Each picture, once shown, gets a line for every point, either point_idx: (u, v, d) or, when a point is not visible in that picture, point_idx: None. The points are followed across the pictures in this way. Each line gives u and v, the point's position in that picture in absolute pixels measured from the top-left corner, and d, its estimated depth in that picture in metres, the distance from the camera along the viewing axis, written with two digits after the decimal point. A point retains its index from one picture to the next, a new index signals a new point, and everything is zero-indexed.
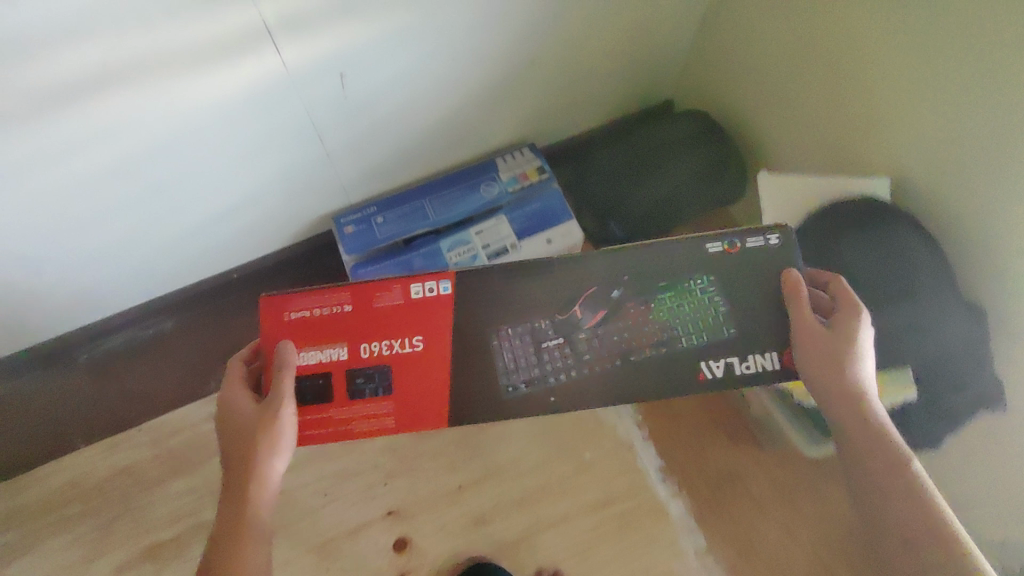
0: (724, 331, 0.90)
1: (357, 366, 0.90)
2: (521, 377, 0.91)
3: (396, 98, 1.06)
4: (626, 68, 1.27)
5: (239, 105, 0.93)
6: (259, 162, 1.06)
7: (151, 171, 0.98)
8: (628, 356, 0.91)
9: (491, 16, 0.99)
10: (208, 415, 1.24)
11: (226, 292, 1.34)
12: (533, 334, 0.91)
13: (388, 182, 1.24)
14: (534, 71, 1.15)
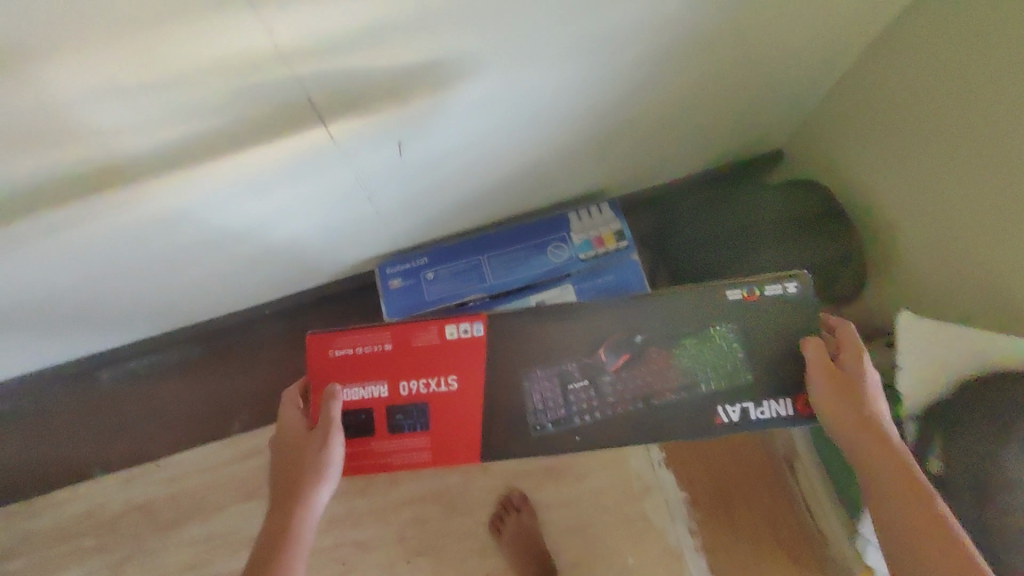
0: (739, 378, 0.89)
1: (397, 405, 0.90)
2: (549, 418, 0.89)
3: (463, 160, 0.89)
4: (737, 123, 1.06)
5: (277, 181, 0.77)
6: (298, 221, 0.92)
7: (175, 236, 0.85)
8: (651, 400, 0.89)
9: (588, 81, 0.80)
10: (228, 458, 1.16)
11: (256, 325, 1.22)
12: (560, 375, 0.91)
13: (443, 230, 1.09)
14: (628, 130, 0.96)
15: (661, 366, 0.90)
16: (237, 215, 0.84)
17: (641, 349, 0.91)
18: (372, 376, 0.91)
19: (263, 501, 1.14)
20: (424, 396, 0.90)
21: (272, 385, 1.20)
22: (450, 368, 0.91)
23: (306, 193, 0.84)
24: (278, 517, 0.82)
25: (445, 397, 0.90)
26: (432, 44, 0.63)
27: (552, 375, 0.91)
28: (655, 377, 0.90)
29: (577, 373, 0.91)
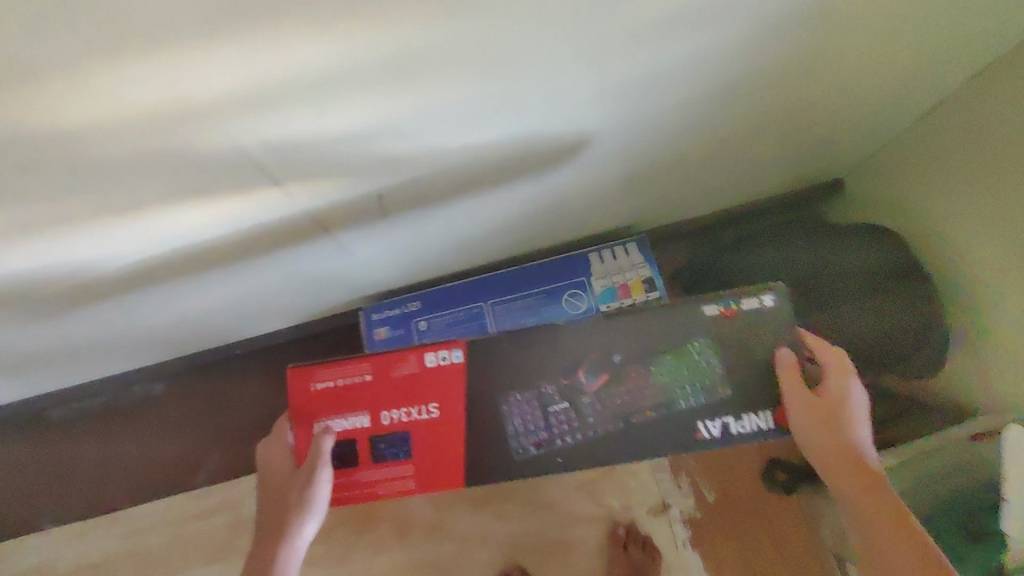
0: (717, 393, 0.72)
1: (381, 435, 0.72)
2: (531, 441, 0.73)
3: (459, 207, 0.73)
4: (795, 153, 0.88)
5: (222, 237, 0.63)
6: (263, 272, 0.77)
7: (112, 292, 0.70)
8: (631, 419, 0.72)
9: (619, 123, 0.63)
10: (193, 514, 1.02)
11: (229, 362, 1.09)
12: (539, 396, 0.73)
13: (438, 266, 0.93)
14: (662, 169, 0.80)
15: (641, 386, 0.73)
16: (184, 270, 0.69)
17: (620, 372, 0.73)
18: (354, 408, 0.72)
19: (230, 565, 1.00)
20: (407, 424, 0.72)
21: (245, 430, 1.07)
22: (431, 396, 0.72)
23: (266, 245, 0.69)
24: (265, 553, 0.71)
25: (428, 425, 0.72)
26: (416, 101, 0.47)
27: (531, 399, 0.73)
28: (629, 396, 0.72)
29: (557, 394, 0.73)
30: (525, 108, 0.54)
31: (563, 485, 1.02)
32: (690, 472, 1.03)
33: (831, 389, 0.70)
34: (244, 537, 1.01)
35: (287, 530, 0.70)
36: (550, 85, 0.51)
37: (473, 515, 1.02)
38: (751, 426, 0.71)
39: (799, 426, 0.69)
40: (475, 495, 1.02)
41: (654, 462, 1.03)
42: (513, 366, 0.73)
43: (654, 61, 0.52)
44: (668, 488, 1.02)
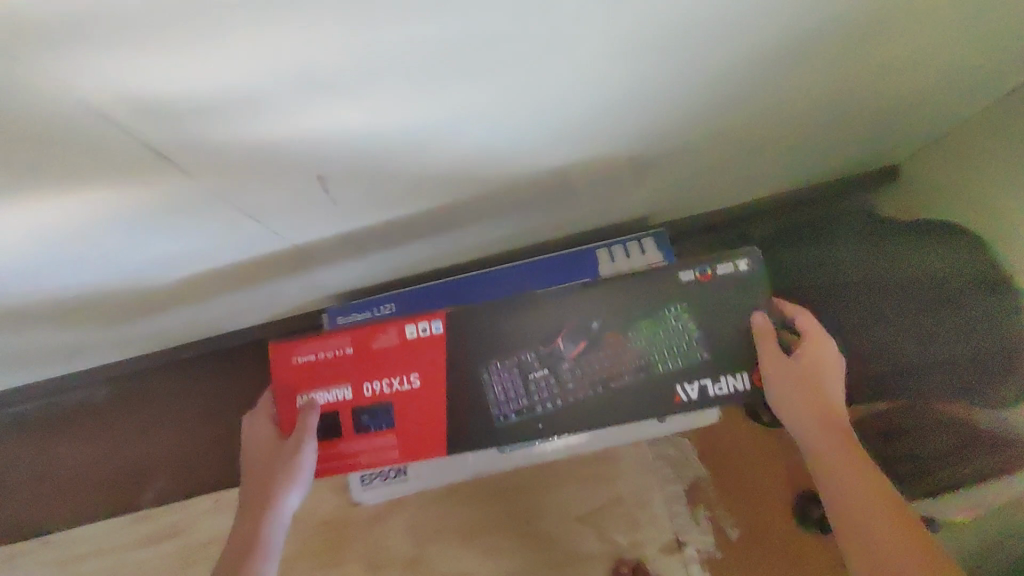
0: (693, 355, 0.66)
1: (363, 406, 0.66)
2: (513, 408, 0.67)
3: (435, 196, 0.59)
4: (853, 133, 0.73)
5: (127, 227, 0.50)
6: (197, 266, 0.63)
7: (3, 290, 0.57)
8: (610, 384, 0.66)
9: (645, 94, 0.48)
10: (137, 540, 0.89)
11: (181, 366, 0.96)
12: (517, 365, 0.67)
13: (417, 260, 0.79)
14: (689, 152, 0.65)
15: (619, 351, 0.66)
16: (91, 264, 0.56)
17: (598, 338, 0.66)
18: (334, 379, 0.67)
19: None
20: (389, 394, 0.66)
21: (201, 443, 0.94)
22: (412, 364, 0.67)
23: (190, 237, 0.55)
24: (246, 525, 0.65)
25: (411, 395, 0.66)
26: (348, 53, 0.33)
27: (510, 367, 0.67)
28: (607, 362, 0.66)
29: (535, 360, 0.67)
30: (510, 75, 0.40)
31: (563, 518, 0.88)
32: (710, 502, 0.89)
33: (808, 355, 0.63)
34: (193, 567, 0.87)
35: (268, 500, 0.65)
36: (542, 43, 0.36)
37: (458, 549, 0.88)
38: (728, 389, 0.65)
39: (780, 403, 0.62)
40: (461, 527, 0.88)
41: (669, 493, 0.88)
42: (490, 338, 0.67)
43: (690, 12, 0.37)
44: (685, 524, 0.88)
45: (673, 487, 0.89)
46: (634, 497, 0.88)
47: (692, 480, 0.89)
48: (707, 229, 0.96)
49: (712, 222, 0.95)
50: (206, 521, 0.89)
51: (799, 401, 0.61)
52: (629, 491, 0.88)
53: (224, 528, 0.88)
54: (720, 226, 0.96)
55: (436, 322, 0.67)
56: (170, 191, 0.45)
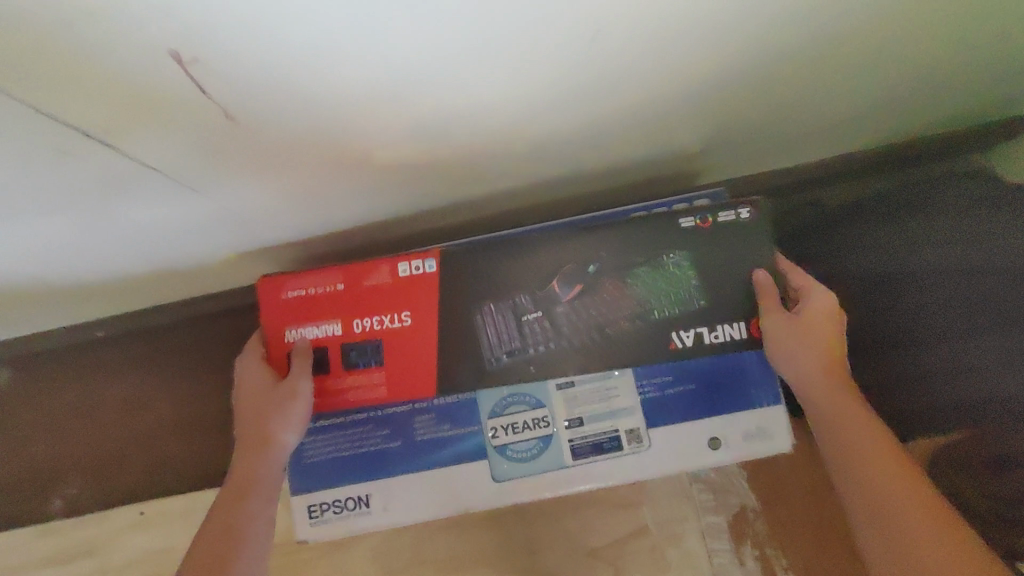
0: (691, 304, 0.56)
1: (352, 343, 0.56)
2: (504, 351, 0.56)
3: (398, 107, 0.39)
4: (989, 59, 0.54)
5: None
6: (55, 211, 0.43)
7: None
8: (608, 330, 0.56)
9: None
10: (42, 559, 0.72)
11: (98, 346, 0.77)
12: (510, 307, 0.56)
13: (389, 219, 0.59)
14: (779, 55, 0.44)
15: (615, 298, 0.56)
16: None
17: (597, 282, 0.56)
18: (323, 314, 0.56)
19: None
20: (379, 332, 0.56)
21: (122, 440, 0.76)
22: (408, 302, 0.56)
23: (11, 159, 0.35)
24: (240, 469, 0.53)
25: (404, 335, 0.56)
26: None
27: (504, 310, 0.56)
28: (607, 307, 0.56)
29: (530, 302, 0.56)
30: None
31: (570, 551, 0.70)
32: (756, 540, 0.70)
33: (812, 312, 0.54)
34: None
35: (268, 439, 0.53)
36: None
37: None
38: (725, 338, 0.56)
39: (781, 360, 0.54)
40: (441, 558, 0.70)
41: (706, 525, 0.70)
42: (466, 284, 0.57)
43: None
44: (725, 565, 0.69)
45: (711, 518, 0.70)
46: (661, 529, 0.70)
47: (735, 509, 0.70)
48: (791, 182, 0.72)
49: (800, 174, 0.71)
50: (127, 537, 0.72)
51: (805, 358, 0.53)
52: (654, 522, 0.70)
53: (150, 548, 0.71)
54: (808, 180, 0.72)
55: (431, 261, 0.56)
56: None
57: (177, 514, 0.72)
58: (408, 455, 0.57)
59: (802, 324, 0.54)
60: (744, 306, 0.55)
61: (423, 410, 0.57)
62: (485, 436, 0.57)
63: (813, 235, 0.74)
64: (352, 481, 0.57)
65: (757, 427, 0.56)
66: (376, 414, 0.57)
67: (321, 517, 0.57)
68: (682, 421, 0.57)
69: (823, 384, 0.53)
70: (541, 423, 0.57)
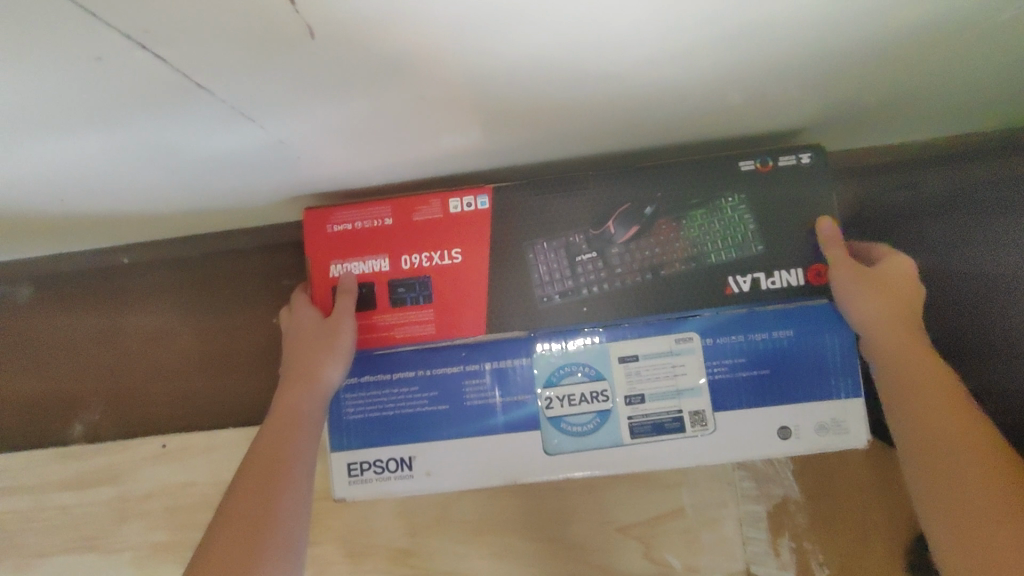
0: (747, 249, 0.52)
1: (400, 279, 0.53)
2: (556, 290, 0.53)
3: (507, 36, 0.32)
4: None
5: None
6: (83, 130, 0.37)
7: None
8: (662, 274, 0.52)
9: None
10: (63, 483, 0.70)
11: (123, 271, 0.74)
12: (564, 245, 0.53)
13: (450, 165, 0.52)
14: (969, 11, 0.36)
15: (670, 239, 0.53)
16: None
17: (652, 224, 0.53)
18: (371, 248, 0.53)
19: (107, 558, 0.69)
20: (429, 268, 0.53)
21: (143, 370, 0.73)
22: (459, 238, 0.53)
23: (23, 62, 0.28)
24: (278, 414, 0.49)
25: (455, 272, 0.53)
26: None
27: (557, 249, 0.53)
28: (661, 249, 0.52)
29: (584, 242, 0.53)
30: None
31: (601, 526, 0.68)
32: (795, 532, 0.67)
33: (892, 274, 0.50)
34: (130, 522, 0.69)
35: (312, 376, 0.50)
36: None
37: (460, 548, 0.68)
38: (781, 285, 0.52)
39: (853, 306, 0.50)
40: (468, 519, 0.68)
41: (744, 513, 0.67)
42: (522, 228, 0.53)
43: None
44: (759, 554, 0.67)
45: (751, 506, 0.67)
46: (698, 512, 0.67)
47: (777, 500, 0.67)
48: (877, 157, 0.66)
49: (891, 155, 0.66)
50: (147, 469, 0.70)
51: (880, 305, 0.49)
52: (692, 505, 0.67)
53: (171, 483, 0.69)
54: (890, 165, 0.66)
55: (484, 198, 0.53)
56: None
57: (198, 451, 0.69)
58: (453, 421, 0.54)
59: (882, 285, 0.50)
60: (805, 251, 0.52)
61: (474, 376, 0.54)
62: (540, 406, 0.53)
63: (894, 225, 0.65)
64: (394, 441, 0.54)
65: (834, 420, 0.52)
66: (422, 375, 0.54)
67: (361, 476, 0.54)
68: (755, 406, 0.52)
69: (897, 357, 0.47)
70: (599, 397, 0.53)
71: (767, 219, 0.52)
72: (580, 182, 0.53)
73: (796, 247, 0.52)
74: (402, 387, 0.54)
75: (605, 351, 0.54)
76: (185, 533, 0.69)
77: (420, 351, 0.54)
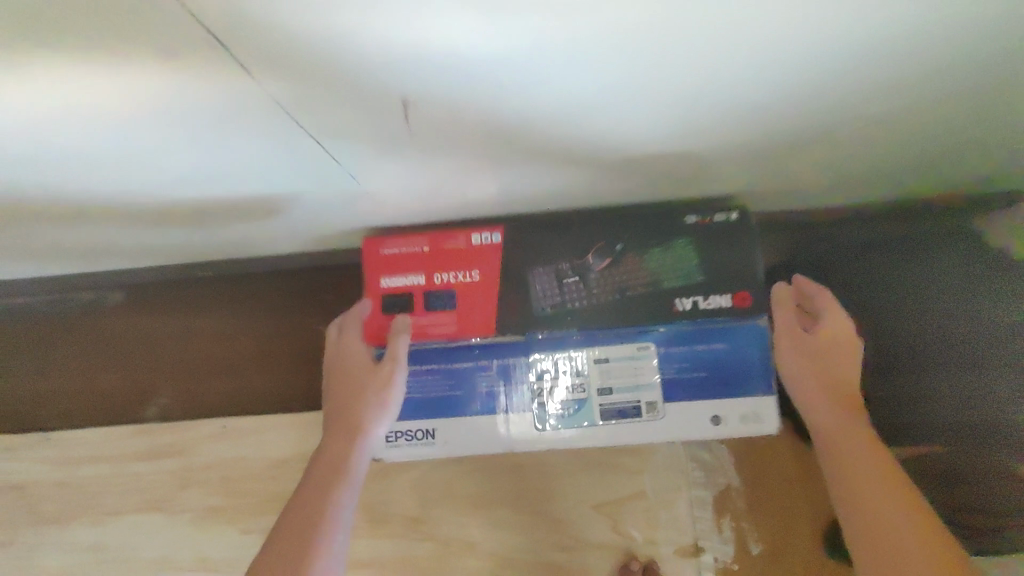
0: (690, 278, 0.69)
1: (430, 290, 0.70)
2: (548, 304, 0.70)
3: (533, 136, 0.50)
4: (976, 156, 0.65)
5: (165, 118, 0.42)
6: (237, 178, 0.55)
7: (35, 182, 0.52)
8: (628, 294, 0.70)
9: (792, 66, 0.41)
10: (138, 454, 0.86)
11: (197, 283, 0.91)
12: (554, 271, 0.70)
13: (473, 209, 0.71)
14: (825, 132, 0.55)
15: (635, 269, 0.70)
16: (118, 159, 0.48)
17: (621, 257, 0.70)
18: (409, 267, 0.70)
19: (171, 516, 0.84)
20: (452, 283, 0.70)
21: (208, 364, 0.89)
22: (476, 262, 0.70)
23: (232, 141, 0.47)
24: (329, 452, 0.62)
25: (474, 287, 0.70)
26: None
27: (550, 273, 0.70)
28: (627, 276, 0.70)
29: (570, 269, 0.70)
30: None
31: (579, 503, 0.83)
32: (735, 513, 0.83)
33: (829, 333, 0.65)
34: (191, 488, 0.85)
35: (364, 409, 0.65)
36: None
37: (463, 517, 0.84)
38: (715, 305, 0.69)
39: (786, 359, 0.66)
40: (472, 494, 0.84)
41: (694, 497, 0.83)
42: (523, 257, 0.70)
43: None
44: (705, 531, 0.83)
45: (700, 492, 0.83)
46: (657, 495, 0.83)
47: (721, 487, 0.83)
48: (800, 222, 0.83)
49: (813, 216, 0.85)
50: (208, 445, 0.85)
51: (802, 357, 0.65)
52: (652, 489, 0.83)
53: (228, 457, 0.85)
54: (813, 224, 0.85)
55: (498, 233, 0.71)
56: (206, 65, 0.36)
57: (252, 431, 0.85)
58: (467, 402, 0.70)
59: (814, 343, 0.65)
60: (732, 282, 0.69)
61: (484, 368, 0.70)
62: (533, 394, 0.70)
63: (814, 271, 0.83)
64: (421, 417, 0.70)
65: (754, 412, 0.69)
66: (444, 366, 0.70)
67: (395, 442, 0.70)
68: (695, 399, 0.69)
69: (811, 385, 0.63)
70: (578, 389, 0.70)
71: (706, 256, 0.70)
72: (570, 227, 0.71)
73: (726, 279, 0.69)
74: (427, 375, 0.70)
75: (583, 355, 0.70)
76: (237, 499, 0.84)
77: (442, 345, 0.70)
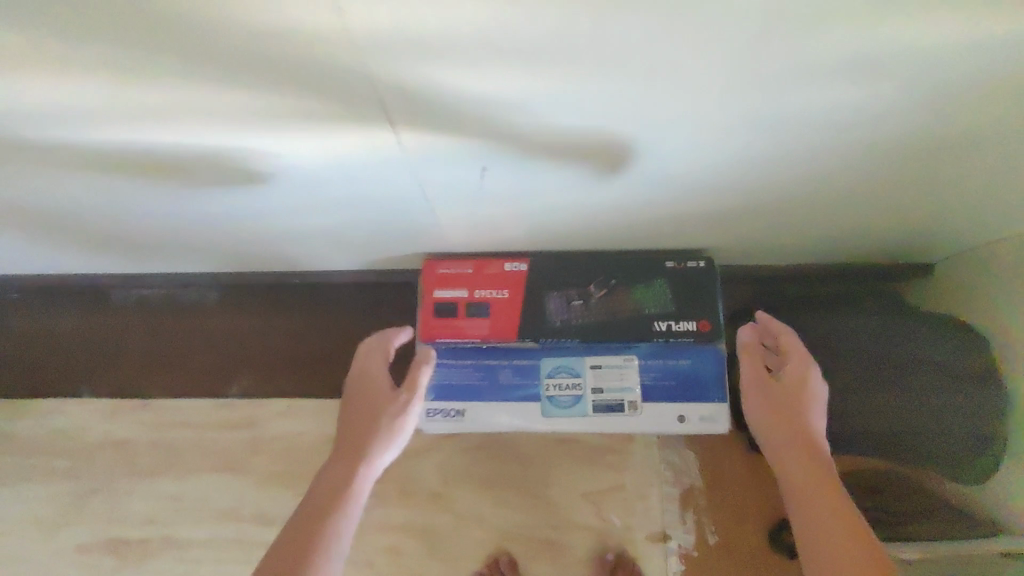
0: (665, 307, 0.92)
1: (469, 302, 0.92)
2: (558, 319, 0.92)
3: (561, 196, 0.74)
4: (884, 234, 0.88)
5: (329, 167, 0.66)
6: (351, 209, 0.79)
7: (215, 201, 0.76)
8: (618, 316, 0.92)
9: (732, 164, 0.64)
10: (219, 423, 1.07)
11: (278, 290, 1.13)
12: (565, 295, 0.93)
13: (507, 245, 0.94)
14: (765, 208, 0.78)
15: (624, 298, 0.92)
16: (280, 189, 0.72)
17: (614, 288, 0.93)
18: (454, 284, 0.93)
19: (240, 476, 1.04)
20: (486, 298, 0.92)
21: (280, 355, 1.11)
22: (505, 284, 0.93)
23: (362, 183, 0.70)
24: (339, 472, 0.69)
25: (502, 302, 0.92)
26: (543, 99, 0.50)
27: (561, 296, 0.93)
28: (618, 303, 0.92)
29: (576, 294, 0.93)
30: (670, 113, 0.53)
31: (570, 490, 1.02)
32: (697, 509, 1.02)
33: (794, 374, 0.76)
34: (259, 454, 1.05)
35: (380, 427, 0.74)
36: (705, 85, 0.48)
37: (476, 495, 1.03)
38: (683, 329, 0.90)
39: (750, 396, 0.76)
40: (485, 476, 1.03)
41: (665, 492, 1.02)
42: (541, 283, 0.93)
43: (815, 94, 0.49)
44: (672, 521, 1.01)
45: (670, 489, 1.02)
46: (634, 489, 1.02)
47: (687, 486, 1.02)
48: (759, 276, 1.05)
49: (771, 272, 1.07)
50: (276, 420, 1.06)
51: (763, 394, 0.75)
52: (631, 484, 1.02)
53: (290, 431, 1.05)
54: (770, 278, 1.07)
55: (523, 264, 0.94)
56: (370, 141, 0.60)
57: (313, 411, 1.06)
58: (490, 390, 0.92)
59: (778, 386, 0.75)
60: (697, 313, 0.91)
61: (506, 365, 0.92)
62: (541, 388, 0.91)
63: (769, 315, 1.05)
64: (454, 399, 0.91)
65: (709, 414, 0.89)
66: (475, 361, 0.92)
67: (433, 418, 0.91)
68: (665, 400, 0.90)
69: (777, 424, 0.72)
70: (576, 387, 0.91)
71: (678, 292, 0.92)
72: (579, 263, 0.94)
73: (693, 311, 0.91)
74: (461, 367, 0.92)
75: (581, 360, 0.92)
76: (296, 465, 1.04)
77: (474, 344, 0.92)
